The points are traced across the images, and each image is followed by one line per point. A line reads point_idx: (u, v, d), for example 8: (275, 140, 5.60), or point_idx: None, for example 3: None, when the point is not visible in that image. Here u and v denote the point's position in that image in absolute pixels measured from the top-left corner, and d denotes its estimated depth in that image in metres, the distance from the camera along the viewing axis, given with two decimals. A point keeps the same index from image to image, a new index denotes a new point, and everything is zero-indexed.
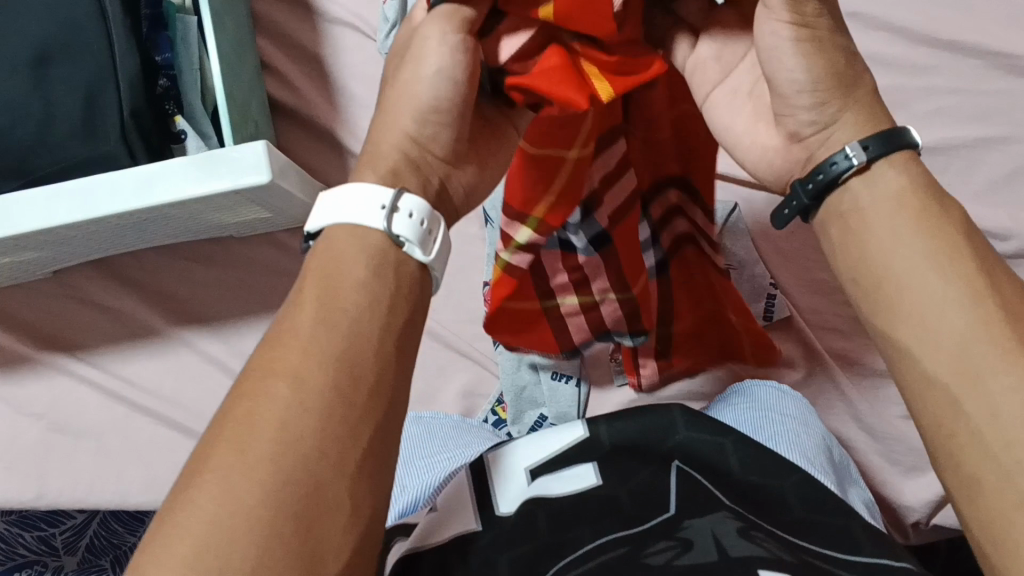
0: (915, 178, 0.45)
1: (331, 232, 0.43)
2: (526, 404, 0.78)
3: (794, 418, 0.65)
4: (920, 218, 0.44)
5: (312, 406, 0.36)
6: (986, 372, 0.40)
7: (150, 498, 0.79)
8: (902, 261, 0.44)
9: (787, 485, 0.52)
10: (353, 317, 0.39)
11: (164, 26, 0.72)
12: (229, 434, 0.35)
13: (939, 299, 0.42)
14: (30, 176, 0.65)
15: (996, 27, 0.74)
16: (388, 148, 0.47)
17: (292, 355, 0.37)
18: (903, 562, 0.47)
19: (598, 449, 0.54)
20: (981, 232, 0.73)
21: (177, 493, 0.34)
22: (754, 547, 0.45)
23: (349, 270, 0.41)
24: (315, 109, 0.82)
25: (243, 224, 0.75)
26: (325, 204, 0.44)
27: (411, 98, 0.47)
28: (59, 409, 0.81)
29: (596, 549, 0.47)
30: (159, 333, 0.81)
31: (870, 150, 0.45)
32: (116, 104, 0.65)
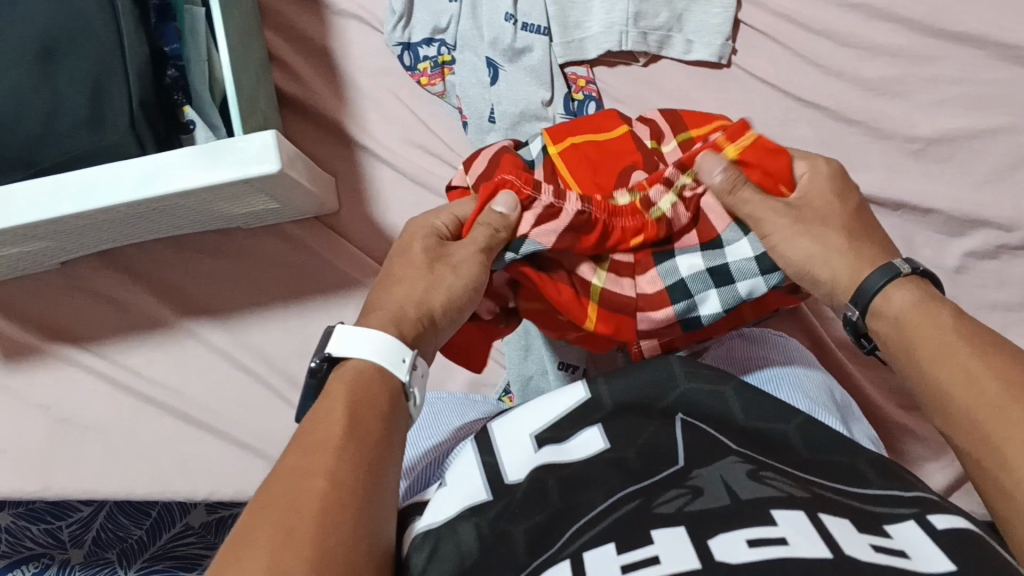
0: (924, 292, 0.54)
1: (353, 365, 0.52)
2: (533, 394, 0.78)
3: (795, 369, 0.68)
4: (934, 312, 0.53)
5: (341, 497, 0.43)
6: (1002, 433, 0.46)
7: (159, 488, 0.80)
8: (925, 340, 0.52)
9: (790, 429, 0.55)
10: (372, 436, 0.48)
11: (171, 17, 0.71)
12: (273, 510, 0.42)
13: (960, 376, 0.49)
14: (38, 166, 0.65)
15: (1002, 16, 0.74)
16: (393, 305, 0.55)
17: (324, 458, 0.45)
18: (915, 493, 0.50)
19: (601, 408, 0.56)
20: (985, 223, 0.74)
21: (229, 549, 0.40)
22: (762, 488, 0.48)
23: (370, 397, 0.50)
24: (319, 100, 0.82)
25: (251, 215, 0.76)
26: (350, 338, 0.52)
27: (409, 292, 0.56)
28: (65, 402, 0.81)
29: (611, 506, 0.49)
30: (166, 325, 0.82)
31: (877, 280, 0.55)
32: (124, 92, 0.66)
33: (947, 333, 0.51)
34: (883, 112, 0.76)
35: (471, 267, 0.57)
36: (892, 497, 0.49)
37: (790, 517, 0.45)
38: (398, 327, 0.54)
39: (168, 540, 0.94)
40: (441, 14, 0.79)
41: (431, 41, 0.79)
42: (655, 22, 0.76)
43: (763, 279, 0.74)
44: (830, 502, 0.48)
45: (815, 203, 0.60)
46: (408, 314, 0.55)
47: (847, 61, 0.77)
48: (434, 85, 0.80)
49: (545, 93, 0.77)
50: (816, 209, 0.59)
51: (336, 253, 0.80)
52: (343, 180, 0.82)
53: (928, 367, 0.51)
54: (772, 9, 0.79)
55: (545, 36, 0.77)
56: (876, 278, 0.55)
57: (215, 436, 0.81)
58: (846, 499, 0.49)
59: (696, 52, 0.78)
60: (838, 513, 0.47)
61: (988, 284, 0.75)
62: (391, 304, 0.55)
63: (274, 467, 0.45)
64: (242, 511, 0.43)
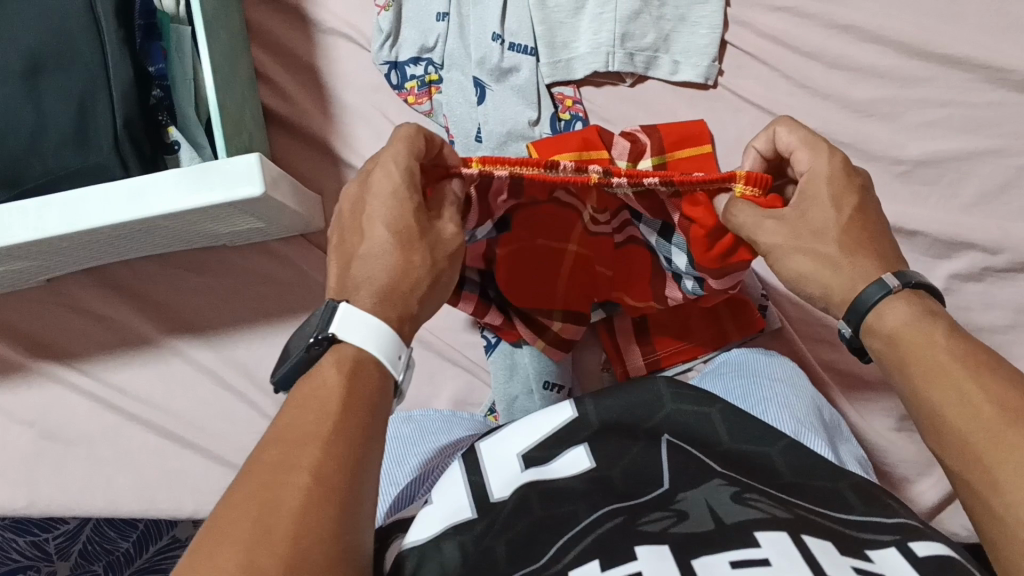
0: (920, 307, 0.52)
1: (349, 350, 0.50)
2: (518, 413, 0.77)
3: (784, 383, 0.68)
4: (928, 330, 0.51)
5: (323, 499, 0.42)
6: (996, 462, 0.45)
7: (142, 505, 0.80)
8: (922, 362, 0.50)
9: (775, 451, 0.55)
10: (362, 429, 0.46)
11: (157, 34, 0.71)
12: (250, 511, 0.41)
13: (955, 402, 0.48)
14: (22, 188, 0.64)
15: (986, 39, 0.74)
16: (383, 289, 0.53)
17: (311, 453, 0.44)
18: (897, 519, 0.49)
19: (589, 426, 0.56)
20: (971, 245, 0.74)
21: (204, 546, 0.40)
22: (746, 511, 0.48)
23: (363, 386, 0.48)
24: (307, 119, 0.82)
25: (237, 233, 0.75)
26: (353, 321, 0.50)
27: (399, 276, 0.53)
28: (50, 418, 0.81)
29: (594, 521, 0.49)
30: (151, 342, 0.81)
31: (874, 295, 0.53)
32: (108, 112, 0.65)
33: (943, 354, 0.50)
34: (869, 134, 0.76)
35: (455, 253, 0.57)
36: (873, 522, 0.49)
37: (773, 535, 0.45)
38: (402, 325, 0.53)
39: (154, 552, 0.94)
40: (429, 33, 0.79)
41: (418, 61, 0.79)
42: (642, 42, 0.76)
43: (745, 299, 0.75)
44: (814, 525, 0.47)
45: (811, 212, 0.56)
46: (405, 299, 0.53)
47: (833, 83, 0.77)
48: (422, 103, 0.80)
49: (532, 113, 0.77)
50: (813, 218, 0.56)
51: (318, 267, 0.81)
52: (329, 199, 0.82)
53: (921, 386, 0.50)
54: (761, 30, 0.79)
55: (533, 57, 0.77)
56: (870, 293, 0.53)
57: (198, 453, 0.80)
58: (829, 523, 0.49)
59: (683, 73, 0.78)
60: (820, 534, 0.46)
61: (975, 308, 0.74)
62: (395, 295, 0.53)
63: (260, 454, 0.45)
64: (219, 503, 0.42)
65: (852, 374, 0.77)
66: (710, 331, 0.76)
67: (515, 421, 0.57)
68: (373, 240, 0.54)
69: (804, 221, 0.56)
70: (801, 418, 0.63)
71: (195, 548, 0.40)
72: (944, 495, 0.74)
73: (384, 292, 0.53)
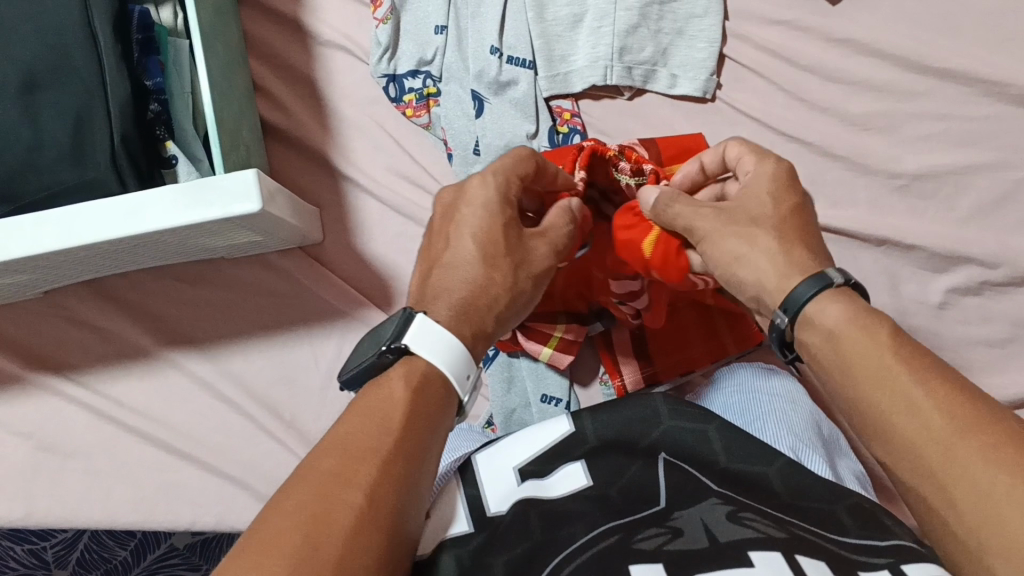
0: (855, 303, 0.50)
1: (420, 363, 0.52)
2: (517, 426, 0.77)
3: (783, 396, 0.68)
4: (870, 329, 0.48)
5: (375, 523, 0.43)
6: (943, 472, 0.42)
7: (139, 517, 0.79)
8: (867, 361, 0.47)
9: (771, 470, 0.55)
10: (416, 454, 0.47)
11: (154, 49, 0.71)
12: (303, 517, 0.41)
13: (901, 406, 0.45)
14: (20, 202, 0.64)
15: (982, 53, 0.75)
16: (462, 298, 0.55)
17: (367, 471, 0.45)
18: (892, 541, 0.49)
19: (586, 443, 0.56)
20: (970, 259, 0.74)
21: (255, 544, 0.40)
22: (740, 530, 0.47)
23: (426, 407, 0.49)
24: (305, 131, 0.82)
25: (237, 246, 0.75)
26: (428, 334, 0.52)
27: (477, 288, 0.56)
28: (47, 431, 0.81)
29: (588, 540, 0.49)
30: (148, 354, 0.82)
31: (806, 293, 0.51)
32: (106, 128, 0.65)
33: (888, 355, 0.47)
34: (867, 148, 0.76)
35: (539, 284, 0.59)
36: (871, 547, 0.49)
37: (766, 556, 0.44)
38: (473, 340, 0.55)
39: (152, 561, 0.94)
40: (427, 46, 0.79)
41: (416, 74, 0.80)
42: (639, 56, 0.77)
43: (742, 312, 0.75)
44: (811, 545, 0.47)
45: (748, 204, 0.57)
46: (482, 314, 0.56)
47: (831, 97, 0.77)
48: (420, 116, 0.80)
49: (530, 126, 0.77)
50: (750, 210, 0.57)
51: (316, 279, 0.81)
52: (327, 211, 0.82)
53: (865, 388, 0.47)
54: (759, 43, 0.79)
55: (531, 70, 0.77)
56: (800, 292, 0.51)
57: (195, 465, 0.80)
58: (826, 543, 0.49)
59: (681, 87, 0.78)
60: (816, 554, 0.46)
61: (974, 321, 0.74)
62: (472, 309, 0.55)
63: (317, 461, 0.45)
64: (273, 508, 0.42)
65: None
66: (706, 343, 0.76)
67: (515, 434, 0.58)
68: (459, 249, 0.57)
69: (742, 213, 0.57)
70: (799, 434, 0.63)
71: (243, 548, 0.40)
72: None
73: (459, 301, 0.55)
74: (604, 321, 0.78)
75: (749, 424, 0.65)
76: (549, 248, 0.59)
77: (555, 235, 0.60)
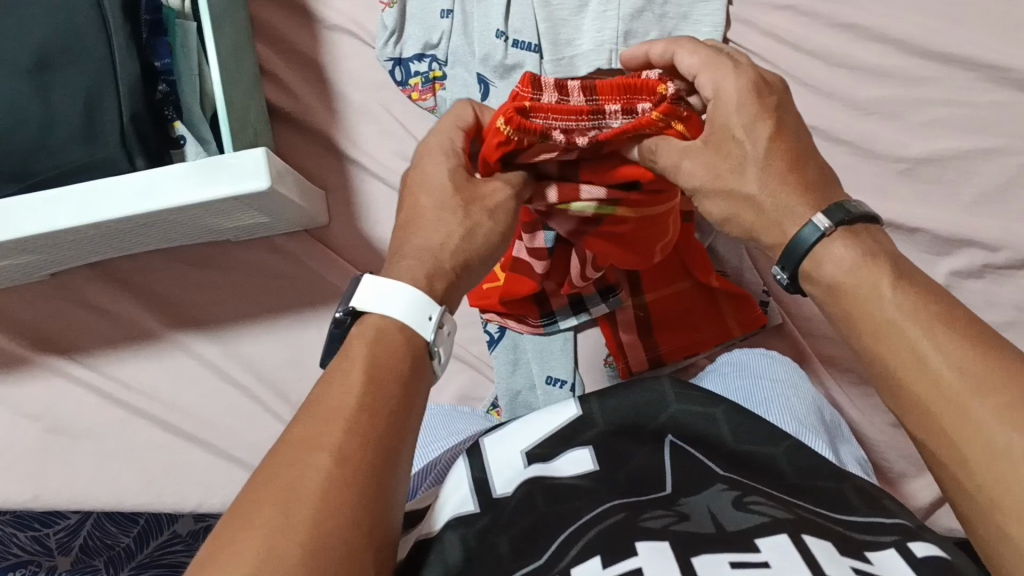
0: (861, 248, 0.50)
1: (372, 322, 0.49)
2: (522, 408, 0.78)
3: (785, 382, 0.69)
4: (877, 271, 0.48)
5: (349, 483, 0.41)
6: (958, 431, 0.43)
7: (146, 499, 0.80)
8: (876, 307, 0.48)
9: (779, 452, 0.55)
10: (388, 407, 0.45)
11: (163, 31, 0.72)
12: (275, 494, 0.40)
13: (912, 361, 0.46)
14: (29, 180, 0.65)
15: (987, 39, 0.75)
16: (414, 251, 0.53)
17: (334, 434, 0.42)
18: (895, 519, 0.49)
19: (594, 426, 0.56)
20: (972, 243, 0.74)
21: (230, 528, 0.39)
22: (750, 518, 0.47)
23: (390, 362, 0.47)
24: (313, 114, 0.83)
25: (243, 228, 0.75)
26: (372, 289, 0.50)
27: (431, 236, 0.54)
28: (55, 413, 0.81)
29: (595, 518, 0.48)
30: (156, 337, 0.82)
31: (808, 240, 0.50)
32: (115, 107, 0.66)
33: (892, 309, 0.47)
34: (871, 132, 0.77)
35: (502, 217, 0.56)
36: (877, 524, 0.49)
37: (775, 541, 0.43)
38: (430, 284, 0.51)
39: (155, 548, 0.92)
40: (433, 30, 0.80)
41: (422, 57, 0.80)
42: (644, 40, 0.76)
43: (746, 294, 0.76)
44: (815, 525, 0.46)
45: (727, 149, 0.52)
46: (440, 261, 0.53)
47: (835, 81, 0.78)
48: (426, 100, 0.81)
49: None
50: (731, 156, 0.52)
51: (323, 263, 0.81)
52: (333, 194, 0.82)
53: (882, 343, 0.47)
54: (764, 28, 0.80)
55: (536, 54, 0.78)
56: (805, 235, 0.50)
57: (204, 448, 0.81)
58: (833, 524, 0.48)
59: None
60: (822, 534, 0.45)
61: (975, 305, 0.75)
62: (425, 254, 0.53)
63: (289, 433, 0.43)
64: (244, 488, 0.41)
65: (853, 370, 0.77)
66: (712, 329, 0.77)
67: (520, 419, 0.57)
68: (415, 208, 0.55)
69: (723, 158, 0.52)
70: (802, 419, 0.63)
71: (219, 533, 0.39)
72: None
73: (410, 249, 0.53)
74: (610, 302, 0.76)
75: (754, 406, 0.65)
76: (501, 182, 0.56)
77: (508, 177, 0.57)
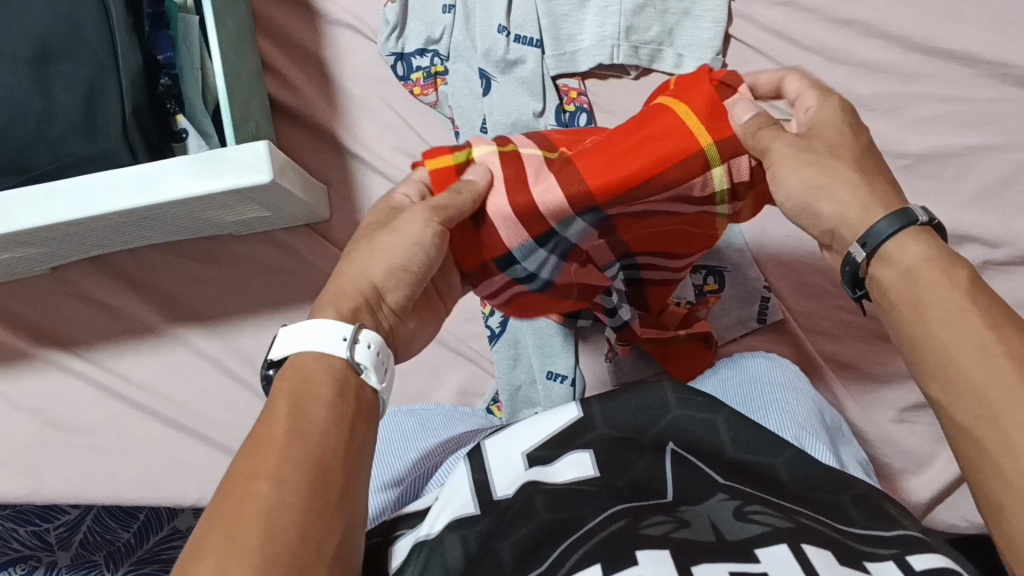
0: (937, 245, 0.49)
1: (295, 358, 0.48)
2: (522, 404, 0.78)
3: (784, 385, 0.67)
4: (941, 270, 0.48)
5: (292, 505, 0.40)
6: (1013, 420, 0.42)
7: (147, 493, 0.80)
8: (940, 297, 0.47)
9: (779, 462, 0.55)
10: (319, 424, 0.44)
11: (165, 25, 0.73)
12: (217, 526, 0.39)
13: (973, 349, 0.45)
14: (30, 173, 0.65)
15: (987, 35, 0.75)
16: (351, 291, 0.53)
17: (268, 460, 0.42)
18: (899, 531, 0.48)
19: (593, 428, 0.56)
20: (972, 239, 0.74)
21: (188, 560, 0.38)
22: (750, 528, 0.46)
23: (319, 388, 0.46)
24: (313, 108, 0.83)
25: (243, 223, 0.76)
26: (289, 338, 0.49)
27: (384, 254, 0.54)
28: (53, 406, 0.81)
29: (598, 524, 0.48)
30: (156, 330, 0.82)
31: (888, 228, 0.49)
32: (117, 100, 0.66)
33: (966, 299, 0.46)
34: (871, 129, 0.76)
35: (420, 253, 0.54)
36: (878, 538, 0.48)
37: (775, 551, 0.44)
38: (356, 317, 0.51)
39: (157, 542, 0.91)
40: (435, 24, 0.80)
41: (424, 52, 0.81)
42: (645, 36, 0.78)
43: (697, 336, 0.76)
44: (817, 533, 0.46)
45: (825, 133, 0.53)
46: (355, 293, 0.52)
47: (835, 77, 0.78)
48: (427, 95, 0.81)
49: (538, 105, 0.78)
50: (824, 141, 0.52)
51: (323, 257, 0.81)
52: (334, 189, 0.82)
53: (936, 329, 0.47)
54: (764, 24, 0.80)
55: (538, 49, 0.79)
56: (880, 228, 0.49)
57: (201, 443, 0.80)
58: (835, 534, 0.48)
59: (688, 66, 0.79)
60: (822, 542, 0.45)
61: None
62: (359, 284, 0.53)
63: (228, 470, 0.43)
64: (195, 526, 0.40)
65: (852, 366, 0.77)
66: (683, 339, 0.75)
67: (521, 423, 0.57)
68: (364, 266, 0.54)
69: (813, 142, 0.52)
70: (804, 423, 0.63)
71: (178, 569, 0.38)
72: (943, 490, 0.73)
73: (344, 282, 0.53)
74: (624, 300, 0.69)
75: (749, 412, 0.64)
76: (423, 210, 0.53)
77: (438, 200, 0.53)
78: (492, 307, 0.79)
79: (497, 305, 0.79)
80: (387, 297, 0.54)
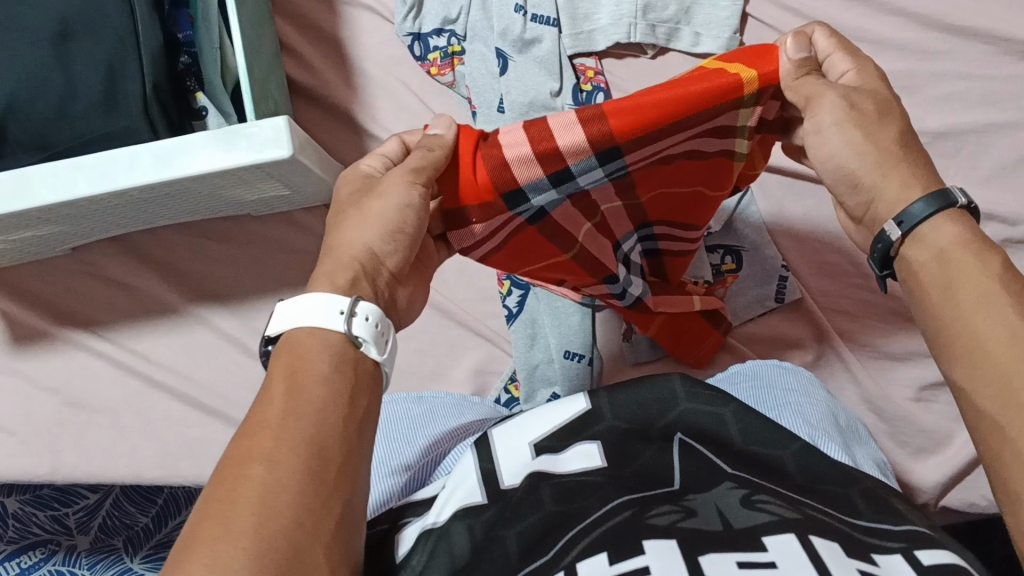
0: (972, 232, 0.48)
1: (295, 334, 0.47)
2: (539, 382, 0.78)
3: (797, 390, 0.67)
4: (974, 254, 0.47)
5: (287, 487, 0.40)
6: None
7: (164, 471, 0.80)
8: (976, 277, 0.46)
9: (786, 454, 0.55)
10: (315, 403, 0.44)
11: (184, 3, 0.75)
12: (213, 509, 0.39)
13: (1003, 330, 0.44)
14: (53, 149, 0.66)
15: (1003, 11, 0.75)
16: (348, 258, 0.50)
17: (263, 442, 0.41)
18: (907, 526, 0.47)
19: (601, 420, 0.56)
20: (992, 217, 0.74)
21: (184, 546, 0.38)
22: (756, 514, 0.45)
23: (316, 366, 0.45)
24: (331, 89, 0.83)
25: (263, 202, 0.77)
26: (285, 316, 0.48)
27: (373, 217, 0.51)
28: (74, 385, 0.82)
29: (600, 517, 0.46)
30: (175, 310, 0.83)
31: (923, 210, 0.48)
32: (137, 76, 0.66)
33: (995, 282, 0.46)
34: None
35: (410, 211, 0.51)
36: (883, 531, 0.47)
37: (782, 540, 0.42)
38: (355, 286, 0.49)
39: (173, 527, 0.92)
40: (452, 5, 0.81)
41: (441, 32, 0.81)
42: (663, 14, 0.77)
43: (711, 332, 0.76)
44: (823, 524, 0.45)
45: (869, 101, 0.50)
46: (352, 261, 0.50)
47: None
48: (444, 74, 0.81)
49: (555, 84, 0.78)
50: (874, 108, 0.50)
51: None
52: None
53: (964, 307, 0.46)
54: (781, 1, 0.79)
55: (555, 28, 0.79)
56: (916, 210, 0.48)
57: (220, 421, 0.81)
58: (843, 527, 0.47)
59: (704, 45, 0.78)
60: (828, 534, 0.44)
61: None
62: (354, 250, 0.51)
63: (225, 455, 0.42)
64: (192, 510, 0.40)
65: (871, 345, 0.76)
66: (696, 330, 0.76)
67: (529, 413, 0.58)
68: (354, 232, 0.51)
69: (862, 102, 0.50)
70: (817, 424, 0.62)
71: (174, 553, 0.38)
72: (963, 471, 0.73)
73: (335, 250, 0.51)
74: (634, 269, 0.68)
75: (763, 411, 0.64)
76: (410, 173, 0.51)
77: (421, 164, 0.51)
78: (510, 287, 0.80)
79: (514, 285, 0.80)
80: (385, 260, 0.52)
